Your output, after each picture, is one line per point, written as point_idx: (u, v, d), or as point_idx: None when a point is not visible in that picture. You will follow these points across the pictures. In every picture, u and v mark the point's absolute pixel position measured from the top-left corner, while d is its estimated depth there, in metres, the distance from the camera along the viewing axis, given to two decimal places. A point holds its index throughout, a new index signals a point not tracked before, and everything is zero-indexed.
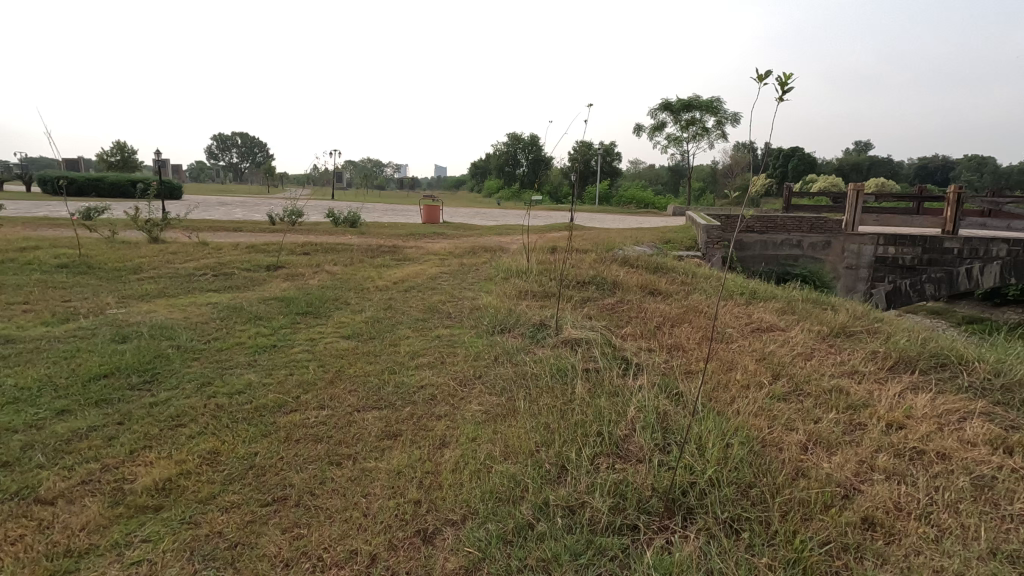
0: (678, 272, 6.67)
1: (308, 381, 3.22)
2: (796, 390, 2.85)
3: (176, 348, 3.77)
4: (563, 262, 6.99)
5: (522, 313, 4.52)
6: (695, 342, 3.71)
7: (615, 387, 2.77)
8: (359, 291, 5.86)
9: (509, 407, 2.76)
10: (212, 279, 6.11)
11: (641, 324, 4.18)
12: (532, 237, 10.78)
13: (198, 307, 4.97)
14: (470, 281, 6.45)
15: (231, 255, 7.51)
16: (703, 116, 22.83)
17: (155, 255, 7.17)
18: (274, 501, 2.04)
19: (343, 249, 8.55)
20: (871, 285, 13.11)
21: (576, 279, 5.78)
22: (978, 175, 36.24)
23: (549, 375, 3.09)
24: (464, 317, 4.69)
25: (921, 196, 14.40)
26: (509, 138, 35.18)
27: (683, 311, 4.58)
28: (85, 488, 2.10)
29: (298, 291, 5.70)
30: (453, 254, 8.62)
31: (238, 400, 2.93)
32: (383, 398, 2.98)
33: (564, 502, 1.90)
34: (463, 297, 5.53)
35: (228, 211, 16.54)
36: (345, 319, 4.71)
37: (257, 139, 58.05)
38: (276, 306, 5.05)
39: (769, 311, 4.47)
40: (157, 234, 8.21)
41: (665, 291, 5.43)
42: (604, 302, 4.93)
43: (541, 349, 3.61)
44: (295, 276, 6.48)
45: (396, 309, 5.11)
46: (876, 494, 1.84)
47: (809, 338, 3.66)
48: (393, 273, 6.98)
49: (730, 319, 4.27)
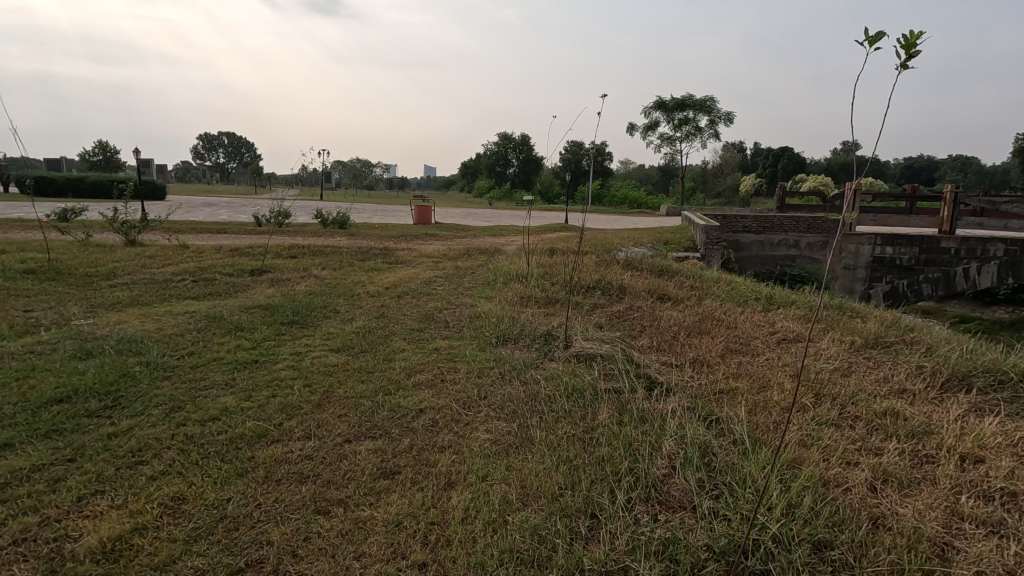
0: (685, 276, 6.37)
1: (293, 404, 2.86)
2: (844, 412, 2.55)
3: (144, 366, 3.38)
4: (564, 265, 6.67)
5: (526, 322, 4.18)
6: (719, 355, 3.39)
7: (642, 413, 2.45)
8: (348, 298, 5.49)
9: (521, 436, 2.43)
10: (191, 285, 5.70)
11: (656, 335, 3.85)
12: (528, 237, 10.46)
13: (173, 317, 4.57)
14: (467, 286, 6.10)
15: (214, 258, 7.10)
16: (696, 115, 22.64)
17: (131, 259, 6.73)
18: (247, 566, 1.69)
19: (333, 252, 8.16)
20: (869, 285, 12.96)
21: (581, 284, 5.45)
22: (965, 175, 36.53)
23: (563, 396, 2.75)
24: (463, 326, 4.34)
25: (917, 196, 14.29)
26: (500, 138, 34.86)
27: (700, 319, 4.27)
28: (15, 550, 1.74)
29: (283, 298, 5.31)
30: (447, 257, 8.26)
31: (211, 430, 2.56)
32: (377, 425, 2.62)
33: (601, 567, 1.57)
34: (460, 304, 5.19)
35: (214, 212, 16.02)
36: (333, 330, 4.33)
37: (244, 139, 57.21)
38: (259, 315, 4.66)
39: (791, 319, 4.16)
40: (134, 236, 7.77)
41: (675, 296, 5.12)
42: (612, 309, 4.60)
43: (551, 365, 3.28)
44: (281, 282, 6.09)
45: (389, 317, 4.75)
46: (981, 556, 1.53)
47: (843, 350, 3.35)
48: (385, 277, 6.61)
49: (751, 327, 3.96)
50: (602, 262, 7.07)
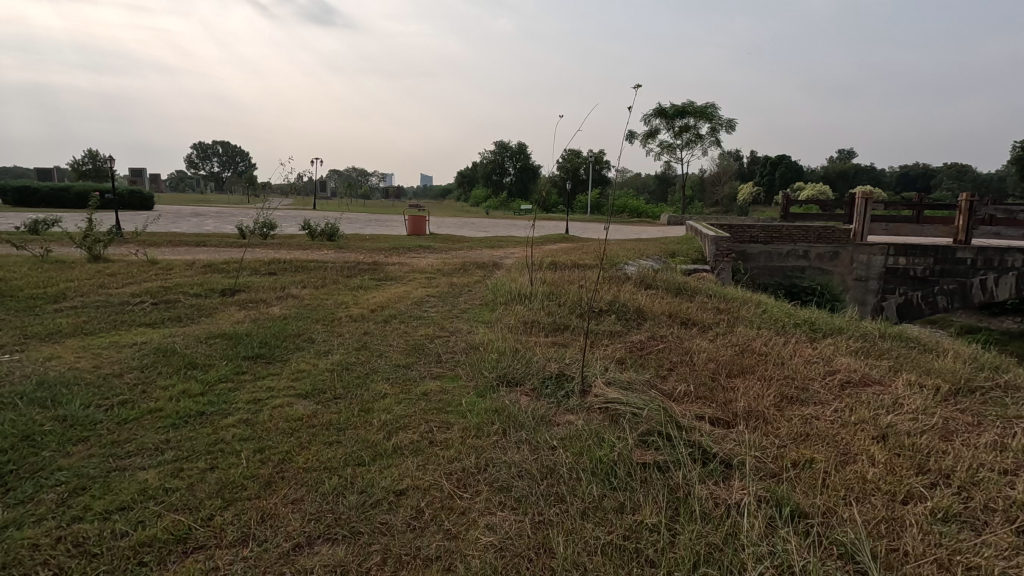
0: (704, 295, 5.77)
1: (234, 484, 2.19)
2: (969, 502, 1.90)
3: (56, 424, 2.69)
4: (570, 283, 6.05)
5: (533, 359, 3.53)
6: (775, 407, 2.74)
7: (702, 512, 1.79)
8: (327, 323, 4.82)
9: (537, 546, 1.77)
10: (149, 309, 5.02)
11: (691, 377, 3.19)
12: (529, 250, 9.84)
13: (117, 351, 3.87)
14: (462, 308, 5.45)
15: (183, 276, 6.43)
16: (697, 122, 22.13)
17: (90, 277, 6.08)
18: None
19: (317, 267, 7.50)
20: (882, 297, 12.41)
21: (592, 306, 4.82)
22: (961, 182, 36.52)
23: (591, 476, 2.09)
24: (458, 361, 3.67)
25: (926, 205, 13.82)
26: (497, 146, 34.32)
27: (738, 354, 3.61)
28: None
29: (252, 324, 4.63)
30: (441, 272, 7.62)
31: (111, 531, 1.88)
32: (343, 518, 1.96)
33: None
34: (455, 330, 4.53)
35: (199, 222, 15.39)
36: (304, 367, 3.66)
37: (238, 148, 56.61)
38: (218, 348, 3.96)
39: (847, 352, 3.52)
40: (98, 251, 7.09)
41: (701, 322, 4.48)
42: (632, 340, 3.95)
43: (570, 424, 2.62)
44: (253, 304, 5.40)
45: (373, 348, 4.09)
46: None
47: (930, 400, 2.70)
48: (371, 297, 5.96)
49: (804, 365, 3.31)
50: (612, 279, 6.45)
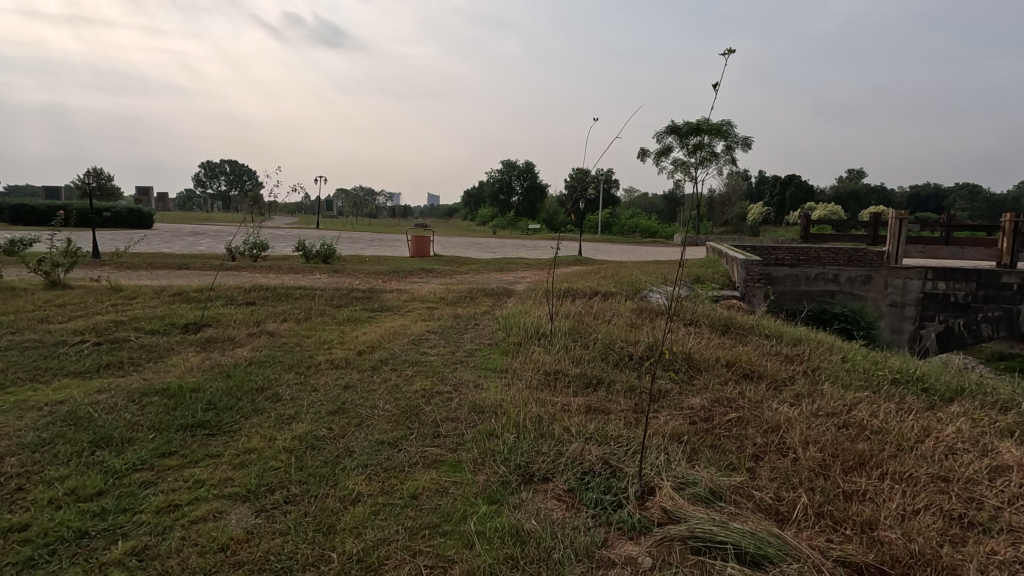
0: (755, 336, 4.85)
1: None
2: None
3: None
4: (596, 318, 5.14)
5: (563, 440, 2.58)
6: (951, 542, 1.78)
7: None
8: (303, 371, 3.90)
9: None
10: (86, 351, 4.11)
11: (796, 474, 2.23)
12: (543, 275, 8.94)
13: (13, 418, 2.92)
14: (468, 349, 4.51)
15: (147, 306, 5.55)
16: (711, 140, 21.29)
17: (34, 308, 5.20)
18: None
19: (305, 295, 6.61)
20: (920, 325, 11.27)
21: (630, 357, 3.88)
22: (975, 204, 35.64)
23: None
24: (462, 438, 2.72)
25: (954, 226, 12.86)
26: (504, 165, 33.67)
27: (844, 431, 2.64)
28: None
29: (203, 375, 3.68)
30: (445, 301, 6.71)
31: None
32: None
33: None
34: (460, 383, 3.61)
35: (193, 241, 14.61)
36: (257, 443, 2.72)
37: (245, 167, 56.51)
38: (149, 413, 3.02)
39: (999, 434, 2.55)
40: (56, 277, 6.23)
41: (771, 374, 3.53)
42: (692, 406, 2.99)
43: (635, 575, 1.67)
44: (216, 344, 4.49)
45: (354, 411, 3.16)
46: None
47: None
48: (364, 332, 5.07)
49: (949, 455, 2.35)
50: (643, 312, 5.53)
